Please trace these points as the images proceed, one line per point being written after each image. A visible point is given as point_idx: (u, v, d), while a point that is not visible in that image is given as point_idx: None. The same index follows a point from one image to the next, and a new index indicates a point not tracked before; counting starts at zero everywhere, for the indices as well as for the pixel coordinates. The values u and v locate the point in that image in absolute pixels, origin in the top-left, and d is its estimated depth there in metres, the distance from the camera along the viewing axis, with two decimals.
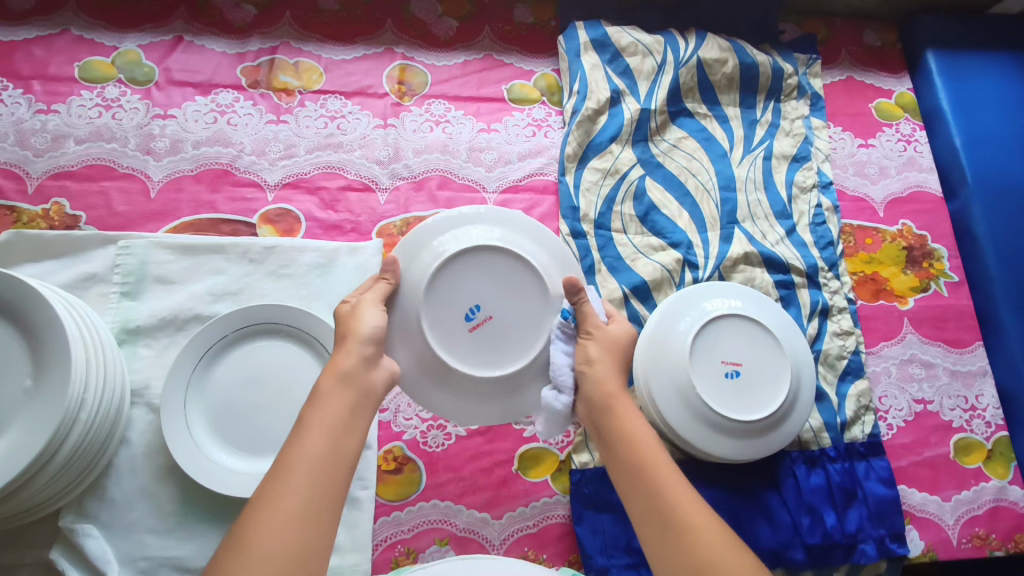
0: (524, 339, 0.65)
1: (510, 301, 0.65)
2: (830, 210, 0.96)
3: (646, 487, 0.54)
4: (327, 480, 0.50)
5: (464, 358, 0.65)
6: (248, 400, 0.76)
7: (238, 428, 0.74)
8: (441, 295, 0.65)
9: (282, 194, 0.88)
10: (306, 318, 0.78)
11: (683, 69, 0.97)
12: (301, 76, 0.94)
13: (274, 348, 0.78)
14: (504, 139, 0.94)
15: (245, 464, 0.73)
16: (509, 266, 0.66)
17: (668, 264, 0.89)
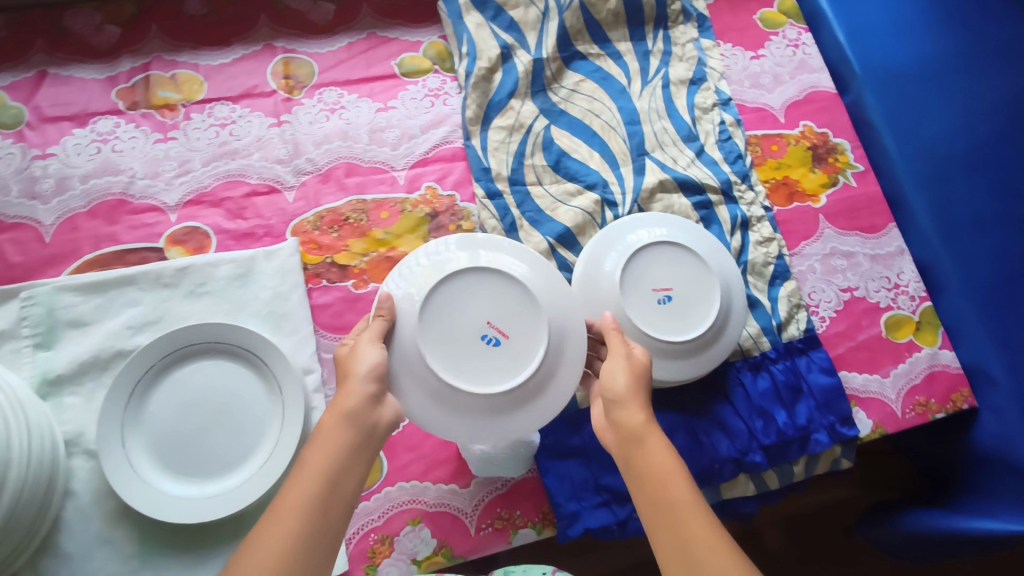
0: (481, 291, 0.65)
1: (514, 311, 0.65)
2: (734, 125, 0.98)
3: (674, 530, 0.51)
4: (315, 521, 0.51)
5: (528, 323, 0.65)
6: (190, 425, 0.74)
7: (187, 455, 0.73)
8: (479, 368, 0.63)
9: (185, 212, 0.86)
10: (231, 330, 0.76)
11: (567, 12, 0.96)
12: (181, 88, 0.91)
13: (206, 368, 0.77)
14: (404, 115, 0.93)
15: (203, 488, 0.73)
16: (437, 330, 0.63)
17: (587, 207, 0.90)
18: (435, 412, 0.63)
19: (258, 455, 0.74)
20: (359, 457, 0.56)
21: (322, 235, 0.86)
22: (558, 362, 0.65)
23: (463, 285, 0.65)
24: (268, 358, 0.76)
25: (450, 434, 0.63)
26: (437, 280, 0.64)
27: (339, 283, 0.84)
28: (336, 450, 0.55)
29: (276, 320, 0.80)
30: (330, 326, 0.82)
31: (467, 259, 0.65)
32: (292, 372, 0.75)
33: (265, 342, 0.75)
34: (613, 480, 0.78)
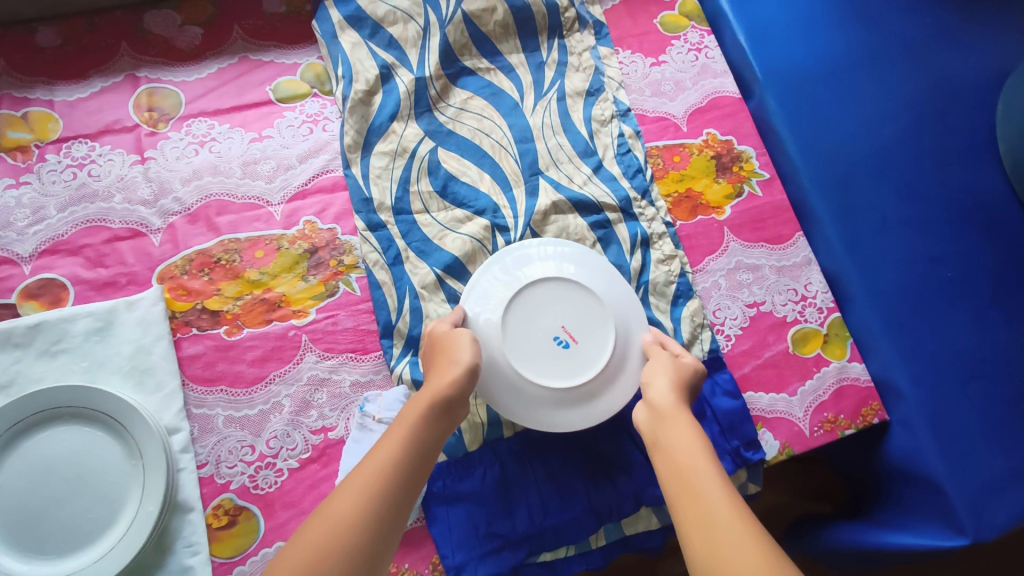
0: (560, 301, 0.76)
1: (585, 320, 0.76)
2: (633, 137, 0.93)
3: (693, 496, 0.57)
4: (410, 469, 0.61)
5: (592, 338, 0.75)
6: (43, 498, 0.69)
7: (40, 530, 0.68)
8: (543, 364, 0.74)
9: (40, 263, 0.80)
10: (81, 393, 0.70)
11: (449, 26, 0.90)
12: (35, 128, 0.84)
13: (59, 435, 0.71)
14: (280, 144, 0.87)
15: (56, 566, 0.67)
16: (514, 326, 0.75)
17: (476, 234, 0.85)
18: (517, 404, 0.74)
19: (119, 525, 0.69)
20: (424, 456, 0.64)
21: (190, 280, 0.80)
22: (624, 359, 0.75)
23: (546, 292, 0.76)
24: (126, 421, 0.71)
25: (532, 422, 0.74)
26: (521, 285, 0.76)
27: (210, 331, 0.79)
28: (404, 446, 0.62)
29: (139, 376, 0.75)
30: (199, 378, 0.77)
31: (541, 274, 0.77)
32: (151, 434, 0.70)
33: (121, 404, 0.70)
34: (504, 525, 0.75)
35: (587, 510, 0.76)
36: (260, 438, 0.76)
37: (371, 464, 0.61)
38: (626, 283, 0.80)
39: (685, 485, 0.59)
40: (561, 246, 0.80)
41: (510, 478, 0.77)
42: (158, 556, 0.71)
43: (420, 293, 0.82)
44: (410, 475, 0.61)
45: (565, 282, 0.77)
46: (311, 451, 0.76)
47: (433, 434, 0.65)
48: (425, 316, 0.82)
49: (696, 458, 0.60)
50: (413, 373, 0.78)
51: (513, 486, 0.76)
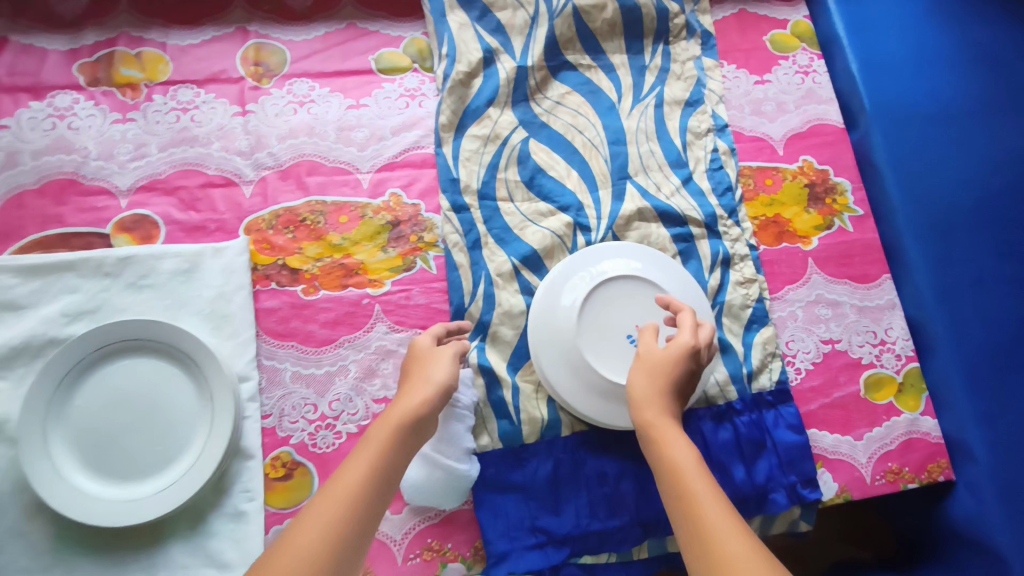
0: (638, 300, 0.77)
1: (660, 322, 0.76)
2: (727, 153, 0.91)
3: (693, 526, 0.52)
4: (377, 491, 0.56)
5: (665, 340, 0.75)
6: (116, 425, 0.72)
7: (109, 454, 0.71)
8: (613, 359, 0.74)
9: (136, 198, 0.82)
10: (164, 329, 0.72)
11: (558, 19, 0.90)
12: (145, 68, 0.86)
13: (139, 365, 0.74)
14: (376, 114, 0.88)
15: (120, 490, 0.70)
16: (591, 318, 0.75)
17: (557, 230, 0.85)
18: (582, 393, 0.73)
19: (183, 461, 0.71)
20: (383, 494, 0.56)
21: (276, 235, 0.82)
22: None
23: (626, 290, 0.77)
24: (202, 363, 0.73)
25: (595, 413, 0.73)
26: (602, 279, 0.77)
27: (288, 288, 0.80)
28: (355, 489, 0.55)
29: (217, 322, 0.77)
30: (273, 332, 0.78)
31: (622, 270, 0.77)
32: (224, 380, 0.72)
33: (199, 346, 0.72)
34: (550, 521, 0.75)
35: (634, 521, 0.75)
36: (324, 399, 0.77)
37: (313, 518, 0.52)
38: (700, 292, 0.80)
39: (684, 512, 0.53)
40: (638, 248, 0.81)
41: (562, 476, 0.76)
42: (215, 498, 0.72)
43: (495, 280, 0.82)
44: (365, 523, 0.54)
45: (644, 280, 0.77)
46: (371, 418, 0.77)
47: (387, 472, 0.57)
48: (497, 304, 0.82)
49: (694, 479, 0.55)
50: (479, 359, 0.79)
51: (563, 484, 0.76)
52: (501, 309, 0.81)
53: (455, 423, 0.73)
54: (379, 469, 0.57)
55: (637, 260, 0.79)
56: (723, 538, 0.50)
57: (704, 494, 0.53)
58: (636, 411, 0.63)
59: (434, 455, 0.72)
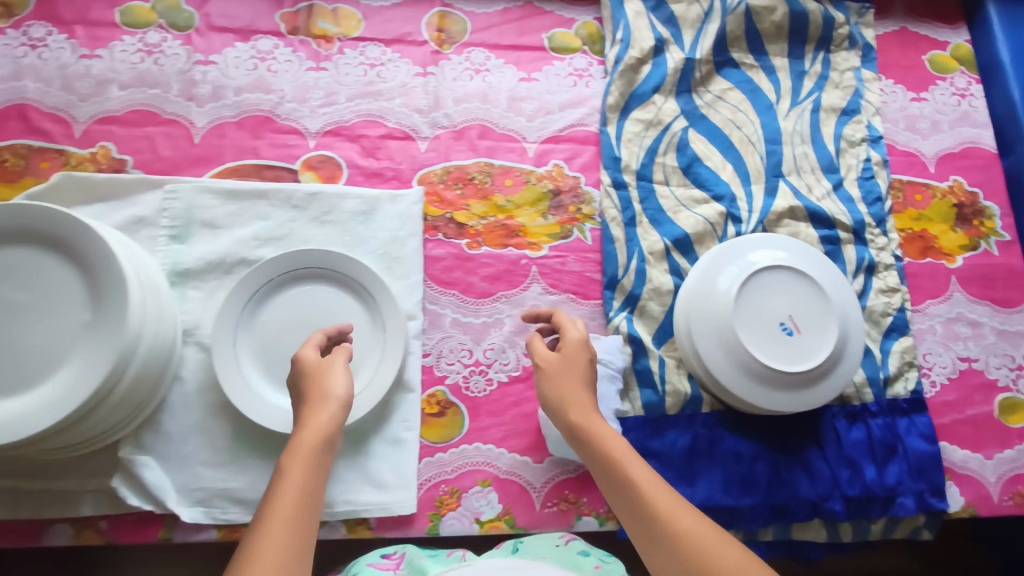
0: (793, 291, 0.78)
1: (814, 314, 0.77)
2: (879, 164, 0.93)
3: (644, 515, 0.55)
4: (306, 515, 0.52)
5: (817, 332, 0.77)
6: (295, 343, 0.78)
7: (288, 369, 0.77)
8: (766, 344, 0.76)
9: (323, 141, 0.88)
10: (348, 262, 0.78)
11: (730, 17, 0.93)
12: (340, 23, 0.92)
13: (318, 292, 0.80)
14: (545, 89, 0.92)
15: (294, 401, 0.76)
16: (748, 303, 0.77)
17: (711, 217, 0.88)
18: (733, 375, 0.76)
19: None
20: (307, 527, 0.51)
21: (446, 190, 0.87)
22: (841, 358, 0.77)
23: (783, 279, 0.78)
24: (378, 297, 0.78)
25: (744, 395, 0.76)
26: (762, 266, 0.78)
27: (453, 240, 0.85)
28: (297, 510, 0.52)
29: (390, 262, 0.82)
30: (437, 279, 0.84)
31: (781, 259, 0.78)
32: (397, 315, 0.78)
33: (379, 282, 0.78)
34: (683, 491, 0.78)
35: (764, 503, 0.78)
36: (479, 346, 0.82)
37: (278, 511, 0.51)
38: (849, 286, 0.81)
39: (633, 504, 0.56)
40: (782, 238, 0.82)
41: (698, 450, 0.79)
42: (377, 423, 0.78)
43: (647, 258, 0.86)
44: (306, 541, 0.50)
45: (801, 272, 0.78)
46: (520, 371, 0.82)
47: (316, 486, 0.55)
48: (648, 280, 0.85)
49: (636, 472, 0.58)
50: (628, 328, 0.82)
51: (699, 458, 0.79)
52: (651, 285, 0.85)
53: (607, 384, 0.78)
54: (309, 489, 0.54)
55: (793, 251, 0.80)
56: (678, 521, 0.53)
57: (650, 484, 0.57)
58: (557, 413, 0.66)
59: None
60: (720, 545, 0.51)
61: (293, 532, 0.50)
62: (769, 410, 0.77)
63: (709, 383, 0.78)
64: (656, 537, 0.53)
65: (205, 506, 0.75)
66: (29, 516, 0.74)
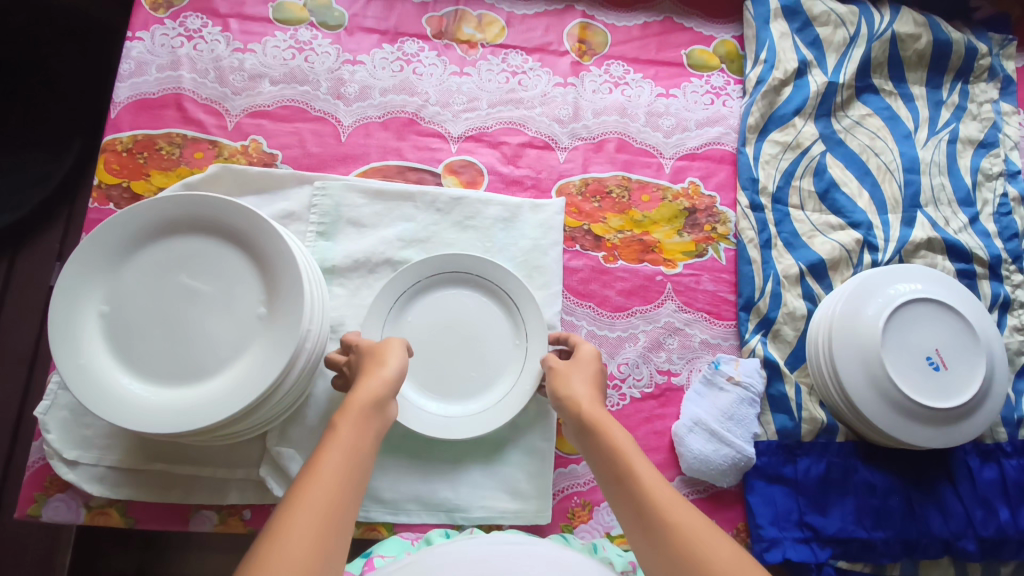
0: (935, 324, 0.78)
1: (960, 350, 0.77)
2: (1016, 200, 0.92)
3: (642, 497, 0.55)
4: (352, 465, 0.54)
5: (960, 368, 0.77)
6: (439, 346, 0.79)
7: (432, 371, 0.78)
8: (908, 374, 0.76)
9: (465, 146, 0.89)
10: (494, 269, 0.79)
11: (876, 42, 0.93)
12: (484, 29, 0.94)
13: (462, 296, 0.81)
14: (683, 106, 0.93)
15: (436, 404, 0.77)
16: (893, 332, 0.77)
17: (847, 244, 0.87)
18: (878, 405, 0.76)
19: (494, 391, 0.78)
20: (349, 482, 0.53)
21: (584, 202, 0.88)
22: (987, 397, 0.77)
23: (930, 312, 0.78)
24: (521, 306, 0.79)
25: (889, 427, 0.75)
26: (909, 297, 0.78)
27: (590, 252, 0.86)
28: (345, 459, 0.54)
29: (530, 271, 0.83)
30: (574, 291, 0.85)
31: (928, 292, 0.79)
32: (540, 325, 0.78)
33: (525, 291, 0.78)
34: (816, 520, 0.77)
35: (898, 537, 0.77)
36: (614, 360, 0.82)
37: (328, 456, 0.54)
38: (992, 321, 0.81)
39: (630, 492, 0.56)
40: (924, 270, 0.82)
41: (831, 478, 0.79)
42: (514, 430, 0.79)
43: (782, 281, 0.86)
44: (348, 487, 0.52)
45: (948, 307, 0.78)
46: (654, 387, 0.82)
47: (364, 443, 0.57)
48: (783, 304, 0.85)
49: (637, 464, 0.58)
50: (764, 352, 0.83)
51: (832, 487, 0.79)
52: (786, 309, 0.85)
53: (746, 407, 0.79)
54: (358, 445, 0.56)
55: (937, 285, 0.80)
56: (671, 510, 0.53)
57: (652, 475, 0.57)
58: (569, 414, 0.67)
59: (727, 433, 0.77)
60: (710, 532, 0.51)
61: (337, 480, 0.52)
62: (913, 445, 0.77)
63: (851, 416, 0.78)
64: (647, 524, 0.53)
65: None
66: (179, 499, 0.75)
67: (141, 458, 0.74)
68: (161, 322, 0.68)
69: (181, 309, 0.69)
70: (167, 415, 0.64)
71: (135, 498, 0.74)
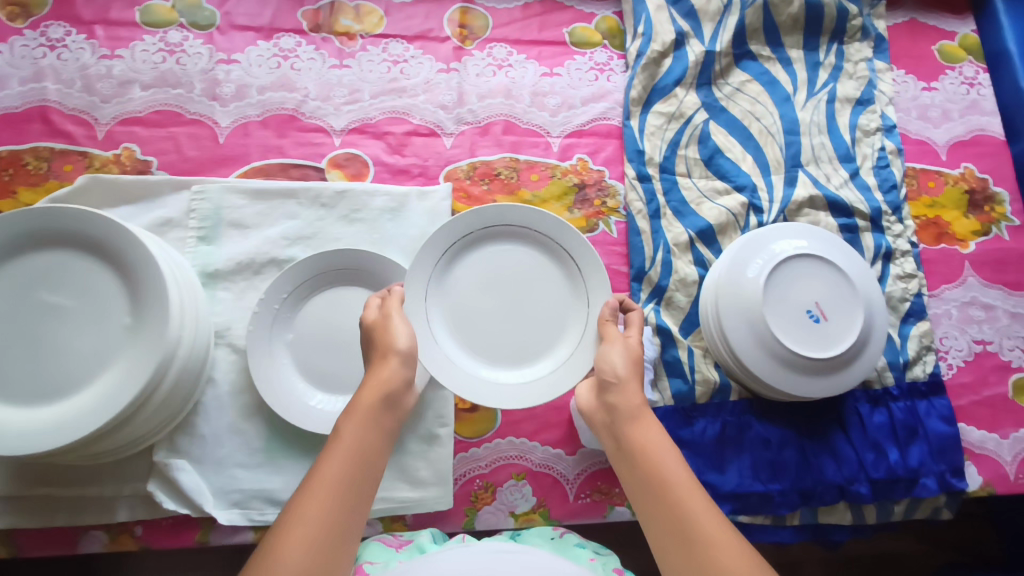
0: (817, 278, 0.80)
1: (839, 301, 0.80)
2: (894, 153, 0.95)
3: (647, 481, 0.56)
4: (355, 476, 0.56)
5: (841, 318, 0.79)
6: (488, 304, 0.76)
7: (479, 329, 0.76)
8: (790, 328, 0.78)
9: (348, 139, 0.88)
10: (555, 226, 0.75)
11: (749, 9, 0.95)
12: (362, 20, 0.92)
13: (521, 253, 0.78)
14: (567, 84, 0.93)
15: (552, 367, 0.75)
16: (775, 289, 0.79)
17: (733, 208, 0.89)
18: (762, 361, 0.78)
19: (547, 358, 0.75)
20: (353, 498, 0.55)
21: (473, 186, 0.88)
22: (866, 344, 0.79)
23: (810, 267, 0.80)
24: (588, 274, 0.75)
25: (774, 381, 0.77)
26: (788, 255, 0.80)
27: None
28: (348, 473, 0.56)
29: None
30: None
31: (806, 248, 0.80)
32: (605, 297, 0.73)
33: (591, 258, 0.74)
34: (715, 478, 0.79)
35: (793, 487, 0.80)
36: None
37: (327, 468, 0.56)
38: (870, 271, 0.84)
39: (643, 476, 0.57)
40: (804, 226, 0.84)
41: (728, 437, 0.81)
42: (412, 420, 0.79)
43: (672, 249, 0.87)
44: (353, 498, 0.55)
45: (826, 260, 0.80)
46: None
47: (371, 445, 0.58)
48: (674, 272, 0.87)
49: (640, 442, 0.59)
50: (657, 319, 0.84)
51: (728, 445, 0.81)
52: (677, 276, 0.86)
53: None
54: (361, 451, 0.58)
55: (817, 241, 0.82)
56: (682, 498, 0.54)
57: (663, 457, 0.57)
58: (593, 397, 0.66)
59: None
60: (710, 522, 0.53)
61: (341, 494, 0.54)
62: (797, 396, 0.79)
63: (743, 375, 0.80)
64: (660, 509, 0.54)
65: (242, 508, 0.75)
66: (65, 522, 0.73)
67: (21, 484, 0.72)
68: (21, 340, 0.66)
69: (44, 326, 0.67)
70: (28, 435, 0.62)
71: (17, 526, 0.72)
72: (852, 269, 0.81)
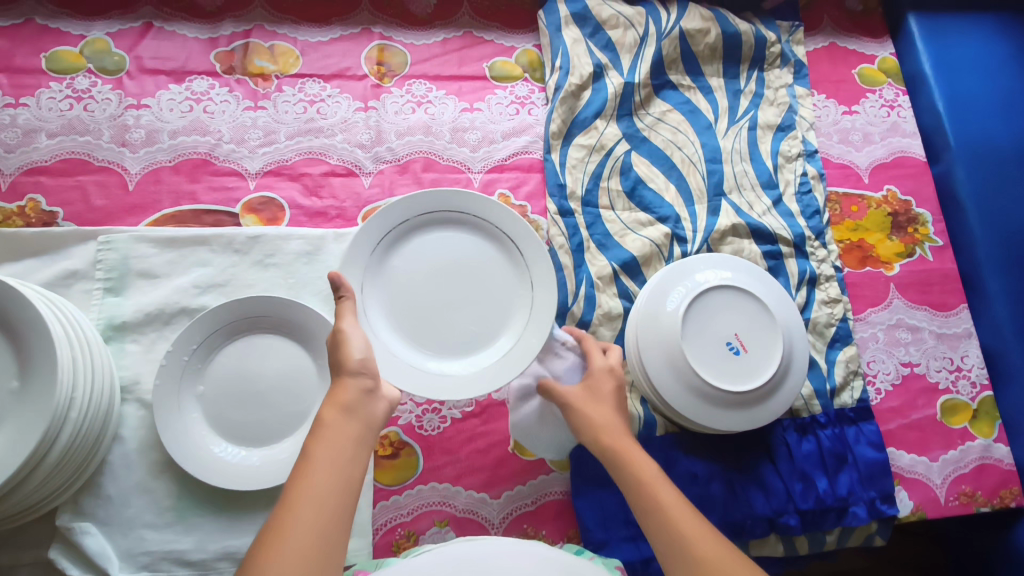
0: (735, 309, 0.80)
1: (759, 332, 0.79)
2: (816, 178, 0.96)
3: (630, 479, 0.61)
4: (341, 485, 0.53)
5: (761, 349, 0.79)
6: (434, 289, 0.76)
7: (428, 326, 0.75)
8: (709, 359, 0.77)
9: (264, 181, 0.87)
10: (504, 217, 0.77)
11: (665, 40, 0.96)
12: (277, 60, 0.92)
13: (461, 241, 0.78)
14: (488, 118, 0.93)
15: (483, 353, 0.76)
16: (695, 321, 0.78)
17: (656, 239, 0.89)
18: (683, 396, 0.76)
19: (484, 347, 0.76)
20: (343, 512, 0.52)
21: None
22: (787, 374, 0.79)
23: (730, 298, 0.80)
24: (523, 244, 0.76)
25: (695, 417, 0.76)
26: (707, 287, 0.79)
27: None
28: (332, 485, 0.52)
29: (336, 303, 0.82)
30: None
31: (724, 280, 0.80)
32: (548, 267, 0.75)
33: (530, 233, 0.75)
34: None
35: (722, 522, 0.78)
36: None
37: (311, 481, 0.52)
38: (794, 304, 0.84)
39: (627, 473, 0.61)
40: (726, 257, 0.84)
41: None
42: None
43: (596, 283, 0.86)
44: (339, 508, 0.51)
45: (746, 291, 0.80)
46: (474, 406, 0.82)
47: (350, 454, 0.55)
48: (597, 306, 0.85)
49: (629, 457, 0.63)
50: None
51: None
52: (602, 311, 0.85)
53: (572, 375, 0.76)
54: (341, 460, 0.54)
55: (736, 271, 0.82)
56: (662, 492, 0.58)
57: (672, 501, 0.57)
58: (588, 437, 0.66)
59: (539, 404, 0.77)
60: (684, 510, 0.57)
61: (323, 505, 0.51)
62: (718, 430, 0.78)
63: (666, 410, 0.78)
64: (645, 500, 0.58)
65: (150, 571, 0.72)
66: None
67: None
68: None
69: None
70: None
71: None
72: (771, 299, 0.81)
